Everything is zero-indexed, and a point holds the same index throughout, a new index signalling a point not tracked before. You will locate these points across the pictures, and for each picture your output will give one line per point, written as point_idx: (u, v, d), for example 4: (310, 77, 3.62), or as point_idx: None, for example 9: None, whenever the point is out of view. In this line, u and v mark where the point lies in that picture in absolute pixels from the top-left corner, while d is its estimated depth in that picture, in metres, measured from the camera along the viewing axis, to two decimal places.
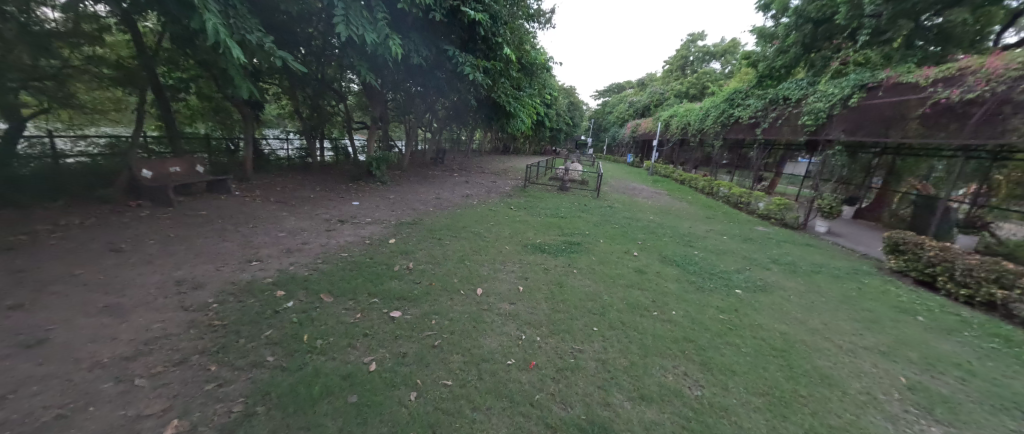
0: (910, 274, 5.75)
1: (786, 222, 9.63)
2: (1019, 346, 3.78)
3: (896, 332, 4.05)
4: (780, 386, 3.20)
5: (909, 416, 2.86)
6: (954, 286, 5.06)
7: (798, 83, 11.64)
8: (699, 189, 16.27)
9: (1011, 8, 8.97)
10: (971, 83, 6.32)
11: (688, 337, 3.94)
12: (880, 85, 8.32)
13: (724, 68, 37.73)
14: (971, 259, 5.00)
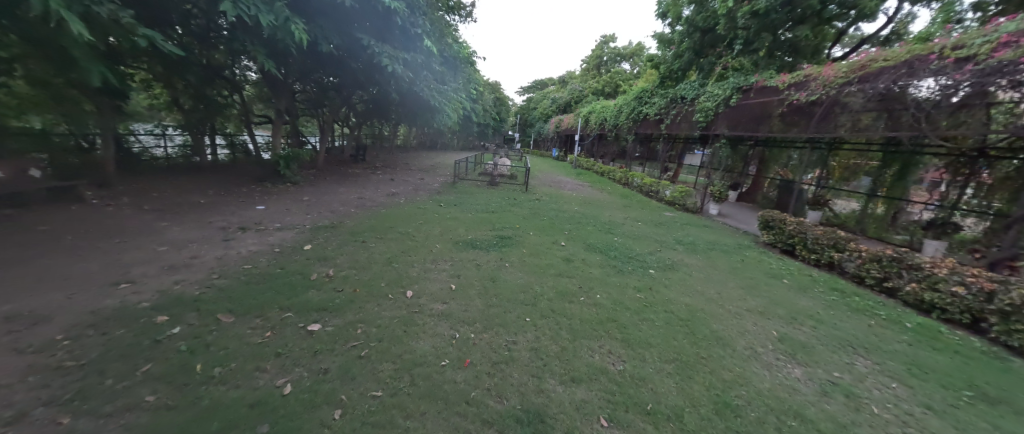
0: (777, 245, 6.97)
1: (687, 206, 10.94)
2: (849, 296, 4.83)
3: (769, 293, 4.88)
4: (687, 352, 3.62)
5: (780, 363, 3.47)
6: (806, 252, 6.27)
7: (691, 85, 13.23)
8: (617, 181, 17.73)
9: (836, 28, 11.33)
10: (813, 87, 7.80)
11: (610, 317, 4.27)
12: (752, 87, 9.84)
13: (632, 69, 41.56)
14: (816, 230, 6.24)
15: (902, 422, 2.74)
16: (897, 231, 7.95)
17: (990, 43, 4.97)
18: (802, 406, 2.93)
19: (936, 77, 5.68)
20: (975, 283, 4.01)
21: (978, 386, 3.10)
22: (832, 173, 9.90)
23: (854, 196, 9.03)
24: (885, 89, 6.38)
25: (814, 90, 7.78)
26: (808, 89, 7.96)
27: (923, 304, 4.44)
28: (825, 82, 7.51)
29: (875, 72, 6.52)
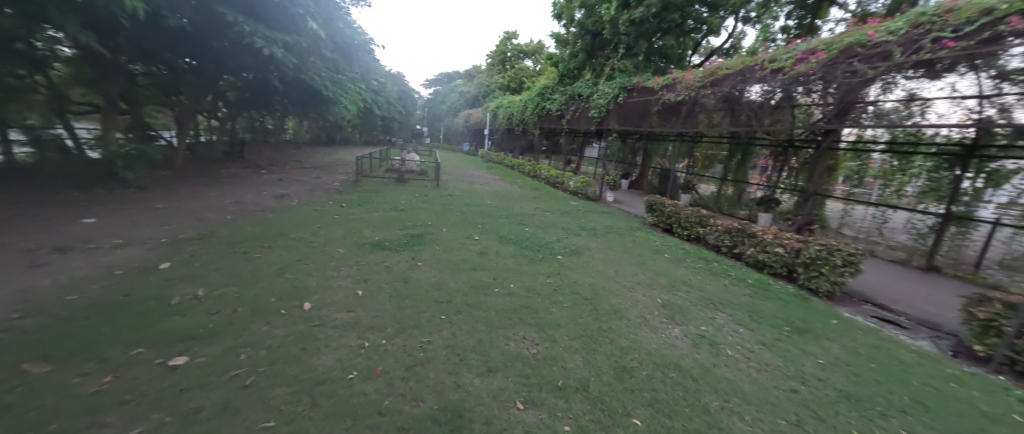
0: (659, 225, 8.11)
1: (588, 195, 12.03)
2: (712, 263, 5.86)
3: (655, 266, 5.64)
4: (591, 327, 3.98)
5: (664, 325, 4.06)
6: (681, 229, 7.42)
7: (585, 83, 14.49)
8: (526, 173, 18.58)
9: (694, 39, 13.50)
10: (679, 89, 8.90)
11: (524, 304, 4.44)
12: (635, 88, 11.11)
13: (536, 66, 43.65)
14: (687, 210, 7.42)
15: (748, 360, 3.46)
16: (741, 208, 9.81)
17: (792, 58, 6.18)
18: (680, 358, 3.48)
19: (761, 83, 6.97)
20: (788, 244, 5.20)
21: (793, 322, 4.08)
22: (697, 161, 11.84)
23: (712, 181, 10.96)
24: (729, 92, 7.56)
25: (679, 91, 8.90)
26: (675, 90, 9.07)
27: (758, 263, 5.62)
28: (687, 85, 8.62)
29: (722, 77, 7.68)
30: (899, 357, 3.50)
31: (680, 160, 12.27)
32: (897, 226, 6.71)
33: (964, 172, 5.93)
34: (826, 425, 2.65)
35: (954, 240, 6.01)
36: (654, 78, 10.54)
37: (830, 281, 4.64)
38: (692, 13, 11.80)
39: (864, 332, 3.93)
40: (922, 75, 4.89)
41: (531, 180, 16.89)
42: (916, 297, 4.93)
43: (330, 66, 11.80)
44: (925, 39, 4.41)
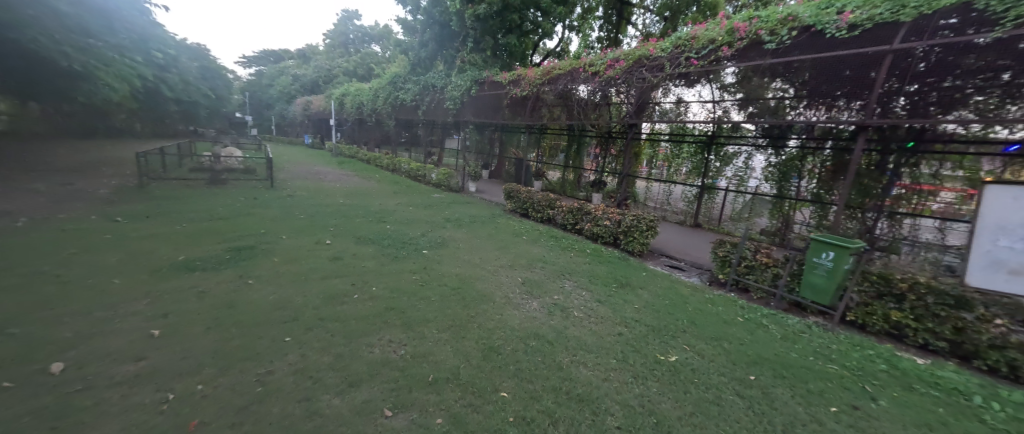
0: (517, 210, 8.86)
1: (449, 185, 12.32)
2: (559, 239, 6.76)
3: (514, 249, 6.13)
4: (458, 316, 4.03)
5: (525, 301, 4.45)
6: (534, 212, 8.26)
7: (439, 74, 14.45)
8: (384, 167, 17.52)
9: (533, 40, 14.93)
10: (524, 85, 9.71)
11: (389, 306, 4.16)
12: (486, 81, 12.05)
13: (384, 52, 41.34)
14: (538, 194, 8.30)
15: (591, 317, 4.12)
16: (580, 190, 11.59)
17: (604, 63, 7.28)
18: (539, 328, 3.87)
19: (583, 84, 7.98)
20: (612, 216, 6.42)
21: (620, 279, 5.06)
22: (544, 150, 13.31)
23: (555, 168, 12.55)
24: (563, 89, 8.62)
25: (524, 87, 9.73)
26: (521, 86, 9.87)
27: (594, 235, 6.73)
28: (530, 81, 9.51)
29: (556, 77, 8.64)
30: (683, 293, 4.74)
31: (531, 150, 13.59)
32: (677, 195, 9.04)
33: (712, 156, 8.10)
34: (642, 356, 3.39)
35: (706, 201, 8.26)
36: (501, 74, 11.57)
37: (640, 244, 5.96)
38: (528, 17, 13.44)
39: (663, 279, 5.16)
40: (683, 81, 6.49)
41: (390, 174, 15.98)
42: (689, 246, 6.80)
43: (67, 26, 8.30)
44: (682, 57, 5.84)
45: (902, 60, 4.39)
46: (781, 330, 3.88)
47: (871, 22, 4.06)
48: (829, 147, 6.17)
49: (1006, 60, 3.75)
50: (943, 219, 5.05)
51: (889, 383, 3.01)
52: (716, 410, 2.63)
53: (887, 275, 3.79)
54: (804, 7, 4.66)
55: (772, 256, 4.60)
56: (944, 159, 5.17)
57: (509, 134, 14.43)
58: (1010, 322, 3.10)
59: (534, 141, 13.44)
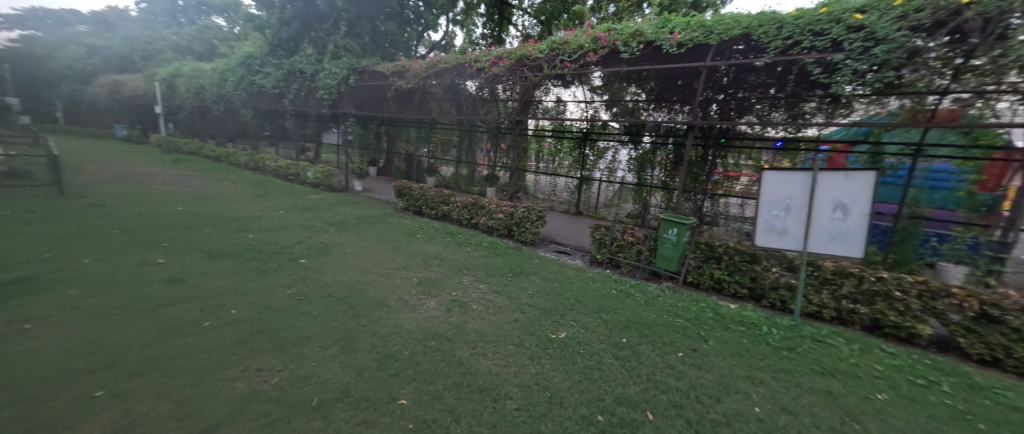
0: (410, 208, 8.52)
1: (333, 186, 11.08)
2: (455, 235, 6.74)
3: (409, 248, 5.88)
4: (346, 327, 3.63)
5: (422, 301, 4.30)
6: (428, 209, 8.08)
7: (308, 59, 12.66)
8: (243, 165, 14.70)
9: (417, 30, 14.25)
10: (410, 77, 9.27)
11: (257, 328, 3.46)
12: (365, 70, 11.21)
13: (232, 27, 34.49)
14: (431, 191, 8.17)
15: (489, 309, 4.20)
16: (474, 184, 11.90)
17: (488, 61, 7.36)
18: (438, 327, 3.78)
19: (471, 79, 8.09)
20: (505, 209, 6.73)
21: (514, 268, 5.33)
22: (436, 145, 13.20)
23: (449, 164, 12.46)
24: (450, 83, 8.63)
25: (410, 80, 9.30)
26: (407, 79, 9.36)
27: (489, 228, 6.94)
28: (415, 73, 9.14)
29: (442, 70, 8.49)
30: (570, 275, 5.25)
31: (423, 145, 13.17)
32: (561, 187, 9.79)
33: (587, 150, 9.14)
34: (536, 338, 3.62)
35: (585, 191, 9.35)
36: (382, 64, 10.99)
37: (532, 233, 6.38)
38: (407, 5, 13.14)
39: (552, 264, 5.61)
40: (560, 82, 7.20)
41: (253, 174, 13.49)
42: (574, 232, 7.58)
43: None
44: (557, 59, 6.37)
45: (712, 75, 5.62)
46: (644, 296, 4.62)
47: (690, 42, 5.09)
48: (671, 142, 7.54)
49: (771, 78, 5.13)
50: (744, 198, 6.61)
51: (715, 326, 3.89)
52: (599, 373, 3.00)
53: (711, 243, 4.83)
54: (647, 25, 5.44)
55: (636, 236, 5.42)
56: (743, 153, 6.74)
57: (398, 128, 13.75)
58: (780, 269, 4.31)
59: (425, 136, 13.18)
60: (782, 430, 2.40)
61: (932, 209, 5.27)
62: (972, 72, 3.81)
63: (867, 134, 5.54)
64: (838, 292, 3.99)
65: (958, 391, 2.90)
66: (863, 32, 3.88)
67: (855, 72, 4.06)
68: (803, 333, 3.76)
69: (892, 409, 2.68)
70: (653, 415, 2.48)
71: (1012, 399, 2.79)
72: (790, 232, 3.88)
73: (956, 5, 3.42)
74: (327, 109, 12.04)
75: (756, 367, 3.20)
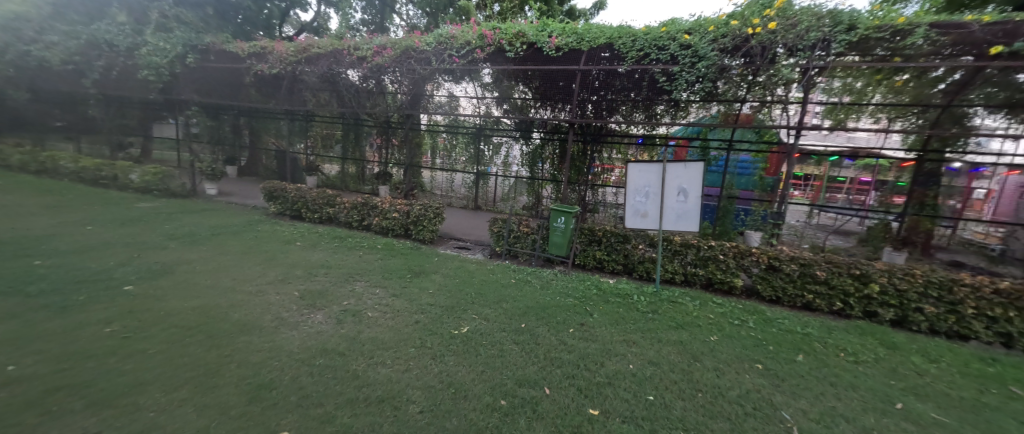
0: (285, 213, 7.47)
1: (173, 191, 8.96)
2: (344, 239, 6.19)
3: (286, 258, 5.12)
4: (201, 364, 2.74)
5: (305, 317, 3.75)
6: (310, 212, 7.23)
7: (118, 27, 9.52)
8: (15, 168, 10.58)
9: (280, 6, 12.57)
10: (273, 61, 7.87)
11: (61, 380, 2.35)
12: (209, 48, 8.89)
13: None
14: (312, 192, 7.32)
15: (383, 314, 3.94)
16: (365, 183, 11.23)
17: (370, 49, 6.82)
18: (328, 342, 3.31)
19: (352, 68, 7.38)
20: (400, 208, 6.50)
21: (413, 268, 5.15)
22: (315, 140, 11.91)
23: (333, 161, 11.58)
24: (326, 71, 7.65)
25: (275, 64, 7.90)
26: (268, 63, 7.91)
27: (384, 229, 6.62)
28: (280, 57, 7.79)
29: (315, 56, 7.45)
30: (471, 269, 5.32)
31: (300, 139, 11.97)
32: (458, 182, 9.98)
33: (482, 145, 9.39)
34: (438, 336, 3.53)
35: (481, 186, 9.67)
36: (236, 41, 8.86)
37: (430, 231, 6.28)
38: None
39: (453, 260, 5.61)
40: (450, 78, 7.18)
41: (36, 178, 9.86)
42: (474, 226, 7.72)
43: None
44: (446, 54, 6.23)
45: (587, 78, 6.28)
46: (540, 281, 4.99)
47: (566, 47, 5.58)
48: (557, 138, 8.17)
49: (631, 83, 6.02)
50: (618, 187, 7.55)
51: (598, 301, 4.42)
52: (502, 361, 3.09)
53: (592, 228, 5.44)
54: (528, 27, 5.78)
55: (530, 226, 5.78)
56: (614, 148, 7.66)
57: (271, 120, 12.04)
58: (644, 246, 5.13)
59: (301, 129, 11.74)
60: (649, 380, 2.87)
61: (740, 190, 7.01)
62: (758, 86, 5.12)
63: (698, 132, 7.01)
64: (685, 260, 4.90)
65: (758, 325, 3.91)
66: (690, 50, 4.83)
67: (688, 81, 5.01)
68: (663, 297, 4.55)
69: (721, 347, 3.46)
70: (550, 390, 2.67)
71: (787, 324, 3.94)
72: (649, 214, 4.63)
73: (744, 35, 4.51)
74: (157, 94, 9.45)
75: (630, 331, 3.74)
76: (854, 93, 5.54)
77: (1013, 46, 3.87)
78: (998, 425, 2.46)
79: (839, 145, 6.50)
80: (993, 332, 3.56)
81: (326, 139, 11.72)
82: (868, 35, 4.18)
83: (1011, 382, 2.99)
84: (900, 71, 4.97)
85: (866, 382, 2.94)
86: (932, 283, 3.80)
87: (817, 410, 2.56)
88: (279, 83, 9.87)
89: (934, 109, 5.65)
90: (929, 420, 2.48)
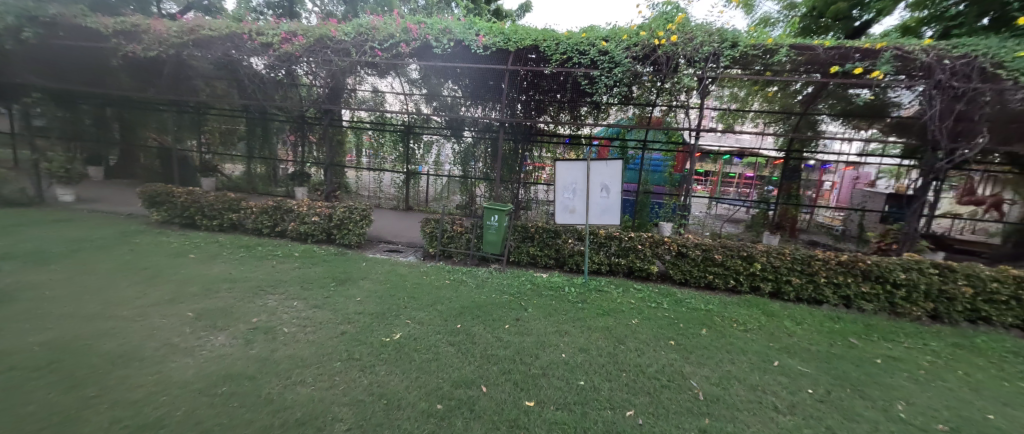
0: (174, 221, 6.40)
1: (6, 198, 7.10)
2: (253, 248, 5.51)
3: (175, 275, 4.34)
4: (51, 415, 1.92)
5: (202, 340, 3.03)
6: (207, 219, 6.29)
7: None
8: None
9: None
10: (147, 41, 6.67)
11: None
12: (54, 21, 7.04)
13: None
14: (208, 196, 6.36)
15: (300, 326, 3.46)
16: (278, 185, 10.20)
17: (276, 36, 6.12)
18: (234, 366, 2.68)
19: (256, 56, 6.57)
20: (321, 212, 6.00)
21: (338, 276, 4.77)
22: (212, 136, 10.38)
23: (236, 161, 10.44)
24: (221, 55, 6.68)
25: (151, 45, 6.70)
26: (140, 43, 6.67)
27: (302, 235, 6.06)
28: (158, 37, 6.61)
29: (206, 39, 6.45)
30: (402, 273, 5.09)
31: (191, 135, 10.29)
32: (387, 183, 9.51)
33: (411, 144, 9.03)
34: (367, 346, 3.18)
35: (412, 186, 9.31)
36: (95, 14, 7.20)
37: (357, 235, 5.92)
38: None
39: (383, 265, 5.33)
40: (374, 72, 7.03)
41: None
42: (405, 228, 7.42)
43: None
44: (366, 46, 5.84)
45: (515, 77, 6.46)
46: (475, 280, 4.97)
47: (494, 46, 5.56)
48: (488, 137, 8.22)
49: (556, 85, 6.36)
50: (549, 185, 7.84)
51: (532, 296, 4.53)
52: (436, 365, 2.92)
53: (525, 225, 5.59)
54: (454, 24, 5.59)
55: (463, 225, 5.74)
56: (544, 147, 7.87)
57: (153, 112, 10.20)
58: (574, 240, 5.41)
59: (193, 123, 10.11)
60: (580, 366, 3.03)
61: (654, 185, 7.71)
62: (665, 91, 5.76)
63: (617, 133, 7.80)
64: (610, 251, 5.27)
65: (671, 306, 4.36)
66: (608, 56, 5.19)
67: (607, 85, 5.43)
68: (591, 287, 4.85)
69: (641, 329, 3.79)
70: (487, 387, 2.63)
71: (693, 302, 4.47)
72: (577, 209, 4.88)
73: (652, 46, 4.99)
74: None
75: (562, 322, 3.91)
76: (738, 101, 6.58)
77: (846, 67, 4.86)
78: (844, 369, 3.09)
79: (729, 146, 7.64)
80: (839, 295, 4.46)
81: (226, 135, 10.50)
82: (745, 52, 4.89)
83: (851, 334, 3.77)
84: (770, 84, 5.97)
85: (753, 346, 3.46)
86: (798, 260, 4.62)
87: (718, 375, 2.94)
88: (160, 69, 8.37)
89: (795, 116, 6.84)
90: (798, 372, 3.02)
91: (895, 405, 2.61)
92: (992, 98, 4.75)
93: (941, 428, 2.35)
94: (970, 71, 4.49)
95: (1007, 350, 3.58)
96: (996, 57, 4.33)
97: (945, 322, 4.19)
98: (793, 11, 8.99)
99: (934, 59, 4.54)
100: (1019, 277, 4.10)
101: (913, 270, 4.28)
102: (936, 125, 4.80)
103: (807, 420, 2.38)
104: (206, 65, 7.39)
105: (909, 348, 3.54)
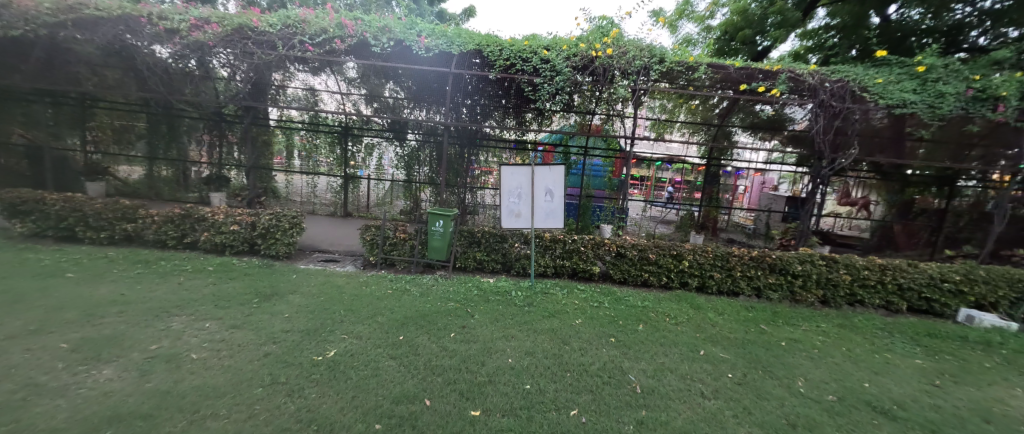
0: (46, 233, 5.35)
1: None
2: (153, 264, 4.78)
3: (43, 299, 3.59)
4: None
5: (80, 375, 2.52)
6: (92, 232, 5.35)
7: None
8: None
9: None
10: (6, 17, 5.59)
11: None
12: None
13: None
14: (94, 204, 5.43)
15: (213, 350, 3.04)
16: (191, 190, 9.06)
17: (184, 22, 5.45)
18: (123, 404, 2.24)
19: (158, 43, 5.77)
20: (242, 220, 5.42)
21: (262, 291, 4.31)
22: (102, 134, 8.94)
23: (134, 161, 9.04)
24: (114, 39, 5.78)
25: (13, 23, 5.64)
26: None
27: (219, 246, 5.43)
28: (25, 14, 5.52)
29: (91, 19, 5.53)
30: (339, 284, 4.76)
31: (71, 132, 8.68)
32: (322, 187, 8.85)
33: (350, 145, 8.53)
34: (295, 367, 2.89)
35: (352, 190, 8.79)
36: None
37: (286, 244, 5.44)
38: None
39: (316, 276, 4.94)
40: (307, 68, 6.59)
41: None
42: (343, 236, 6.99)
43: None
44: (294, 40, 5.39)
45: (459, 81, 6.47)
46: (419, 288, 4.81)
47: (436, 48, 5.42)
48: (433, 140, 8.04)
49: (501, 90, 6.49)
50: (495, 190, 7.88)
51: (479, 301, 4.50)
52: (374, 381, 2.74)
53: (471, 230, 5.57)
54: (394, 23, 5.42)
55: (407, 231, 5.57)
56: (491, 152, 7.94)
57: (15, 102, 8.43)
58: (520, 243, 5.50)
59: (74, 117, 8.56)
60: (525, 370, 3.04)
61: (595, 189, 8.22)
62: (602, 100, 6.10)
63: (560, 139, 8.22)
64: (555, 253, 5.40)
65: (611, 304, 4.60)
66: (549, 65, 5.37)
67: (550, 92, 5.64)
68: (536, 289, 4.94)
69: (584, 328, 3.92)
70: (430, 401, 2.52)
71: (631, 300, 4.74)
72: (522, 213, 4.94)
73: (589, 57, 5.29)
74: None
75: (509, 326, 3.91)
76: (667, 111, 7.26)
77: (752, 85, 5.52)
78: (756, 353, 3.46)
79: (661, 153, 8.27)
80: (752, 286, 5.02)
81: (121, 132, 9.09)
82: (671, 68, 5.34)
83: (762, 322, 4.25)
84: (693, 97, 6.61)
85: (681, 338, 3.74)
86: (718, 257, 5.11)
87: (652, 368, 3.13)
88: (25, 51, 6.96)
89: (714, 128, 7.65)
90: (720, 359, 3.31)
91: (796, 381, 2.98)
92: (860, 116, 5.69)
93: (831, 399, 2.72)
94: (844, 93, 5.35)
95: (878, 327, 4.28)
96: (862, 83, 5.25)
97: (832, 305, 4.92)
98: (709, 33, 10.03)
99: (818, 82, 5.36)
100: (882, 265, 4.94)
101: (807, 262, 4.94)
102: (822, 137, 5.63)
103: (728, 402, 2.62)
104: (91, 49, 6.32)
105: (807, 331, 4.08)
